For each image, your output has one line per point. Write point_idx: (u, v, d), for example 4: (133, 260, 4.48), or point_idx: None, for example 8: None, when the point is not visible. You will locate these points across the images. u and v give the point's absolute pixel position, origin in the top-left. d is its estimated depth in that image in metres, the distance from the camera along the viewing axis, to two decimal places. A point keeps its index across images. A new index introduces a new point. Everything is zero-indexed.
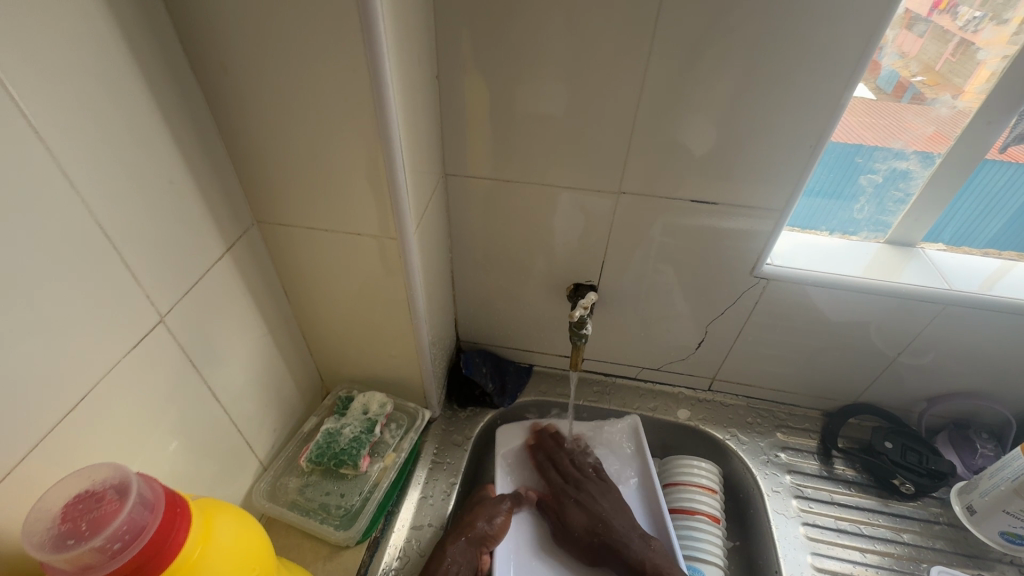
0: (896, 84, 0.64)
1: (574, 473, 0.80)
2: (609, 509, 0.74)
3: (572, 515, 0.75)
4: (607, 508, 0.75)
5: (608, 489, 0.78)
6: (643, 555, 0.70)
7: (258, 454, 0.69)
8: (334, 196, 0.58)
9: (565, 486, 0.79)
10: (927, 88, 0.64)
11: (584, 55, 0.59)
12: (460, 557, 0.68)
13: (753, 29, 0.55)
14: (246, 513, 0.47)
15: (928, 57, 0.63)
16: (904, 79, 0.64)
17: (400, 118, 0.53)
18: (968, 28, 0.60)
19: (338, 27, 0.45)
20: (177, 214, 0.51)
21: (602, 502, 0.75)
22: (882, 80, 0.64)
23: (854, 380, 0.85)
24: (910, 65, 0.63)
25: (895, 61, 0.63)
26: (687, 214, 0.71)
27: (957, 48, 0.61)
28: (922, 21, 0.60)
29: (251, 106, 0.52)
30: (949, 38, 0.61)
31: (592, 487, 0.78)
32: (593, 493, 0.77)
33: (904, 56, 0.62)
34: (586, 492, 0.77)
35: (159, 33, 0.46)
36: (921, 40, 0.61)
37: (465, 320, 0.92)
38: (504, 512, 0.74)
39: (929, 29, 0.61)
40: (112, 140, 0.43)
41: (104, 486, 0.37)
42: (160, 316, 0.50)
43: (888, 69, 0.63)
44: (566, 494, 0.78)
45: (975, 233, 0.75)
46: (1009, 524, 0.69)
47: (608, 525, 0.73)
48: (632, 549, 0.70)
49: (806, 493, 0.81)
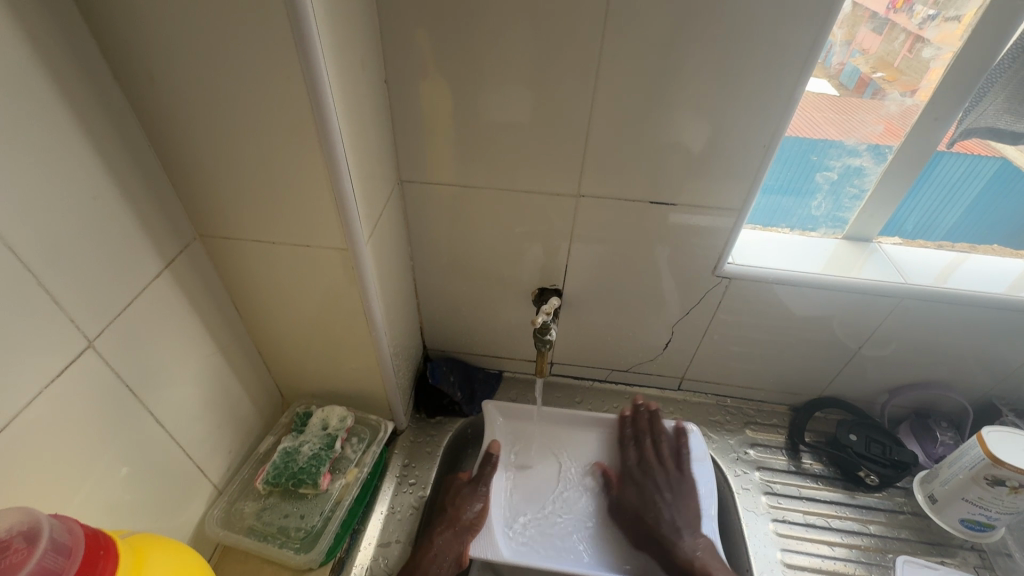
0: (858, 79, 0.65)
1: (652, 455, 0.80)
2: (669, 500, 0.75)
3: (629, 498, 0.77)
4: (668, 498, 0.76)
5: (678, 479, 0.77)
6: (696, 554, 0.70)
7: (211, 478, 0.66)
8: (280, 207, 0.56)
9: (637, 469, 0.80)
10: (887, 84, 0.64)
11: (536, 55, 0.58)
12: (447, 547, 0.69)
13: (704, 28, 0.54)
14: (184, 547, 0.45)
15: (883, 54, 0.63)
16: (865, 75, 0.64)
17: (343, 124, 0.51)
18: (921, 26, 0.60)
19: (270, 31, 0.43)
20: (104, 231, 0.47)
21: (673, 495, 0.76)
22: (844, 77, 0.65)
23: (818, 375, 0.87)
24: (871, 62, 0.64)
25: (856, 57, 0.63)
26: (647, 215, 0.70)
27: (910, 46, 0.62)
28: (878, 19, 0.61)
29: (186, 114, 0.49)
30: (902, 36, 0.61)
31: (671, 475, 0.78)
32: (658, 481, 0.77)
33: (864, 53, 0.63)
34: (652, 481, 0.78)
35: (73, 37, 0.43)
36: (880, 37, 0.62)
37: (430, 328, 0.90)
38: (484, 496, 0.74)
39: (885, 26, 0.61)
40: (24, 155, 0.40)
41: (10, 533, 0.34)
42: (88, 341, 0.47)
43: (851, 65, 0.64)
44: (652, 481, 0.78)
45: (931, 224, 0.77)
46: (969, 512, 0.70)
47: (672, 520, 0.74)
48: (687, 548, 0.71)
49: (775, 489, 0.81)
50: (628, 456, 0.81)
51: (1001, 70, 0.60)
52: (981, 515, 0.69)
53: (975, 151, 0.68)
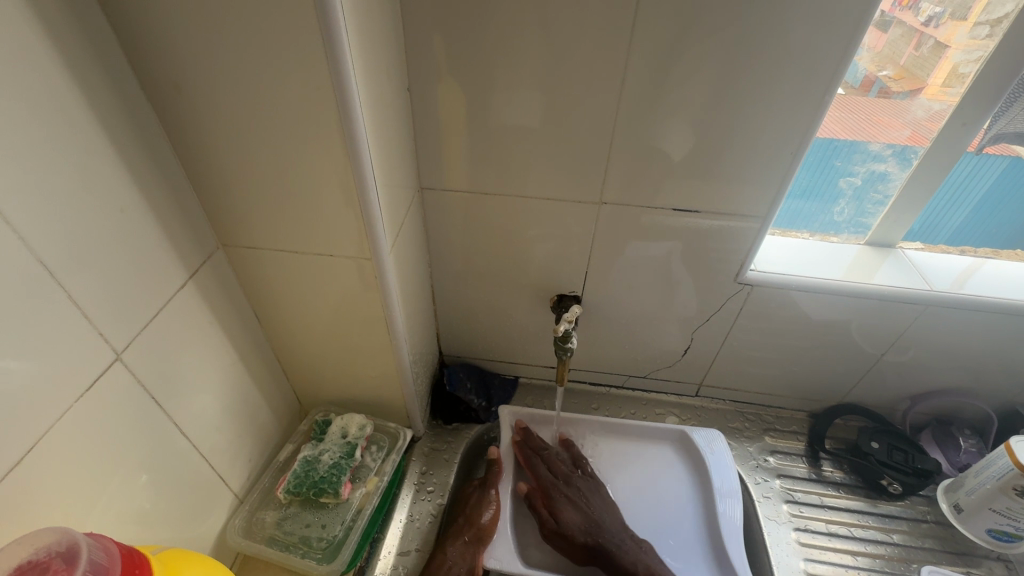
0: (862, 78, 0.63)
1: (562, 466, 0.78)
2: (598, 506, 0.73)
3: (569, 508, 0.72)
4: (597, 505, 0.73)
5: (598, 485, 0.76)
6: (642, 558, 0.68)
7: (232, 487, 0.66)
8: (304, 216, 0.56)
9: (557, 481, 0.76)
10: (893, 82, 0.63)
11: (560, 62, 0.58)
12: (457, 559, 0.68)
13: (731, 35, 0.54)
14: (213, 560, 0.45)
15: (889, 52, 0.61)
16: (870, 74, 0.63)
17: (369, 133, 0.51)
18: (927, 23, 0.60)
19: (299, 41, 0.43)
20: (131, 244, 0.47)
21: (603, 499, 0.74)
22: (849, 76, 0.62)
23: (839, 381, 0.86)
24: (876, 60, 0.62)
25: (862, 56, 0.61)
26: (669, 221, 0.70)
27: (916, 43, 0.61)
28: (885, 16, 0.58)
29: (212, 124, 0.49)
30: (909, 34, 0.60)
31: (582, 483, 0.76)
32: (582, 490, 0.75)
33: (870, 51, 0.61)
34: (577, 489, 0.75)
35: (102, 49, 0.43)
36: (885, 34, 0.60)
37: (447, 334, 0.90)
38: (495, 504, 0.73)
39: (892, 24, 0.59)
40: (55, 172, 0.40)
41: (49, 553, 0.33)
42: (116, 354, 0.47)
43: (855, 64, 0.61)
44: (559, 491, 0.74)
45: (939, 223, 0.75)
46: (996, 522, 0.69)
47: (601, 525, 0.71)
48: (626, 551, 0.68)
49: (796, 498, 0.80)
50: (541, 469, 0.77)
51: None
52: (1009, 525, 0.68)
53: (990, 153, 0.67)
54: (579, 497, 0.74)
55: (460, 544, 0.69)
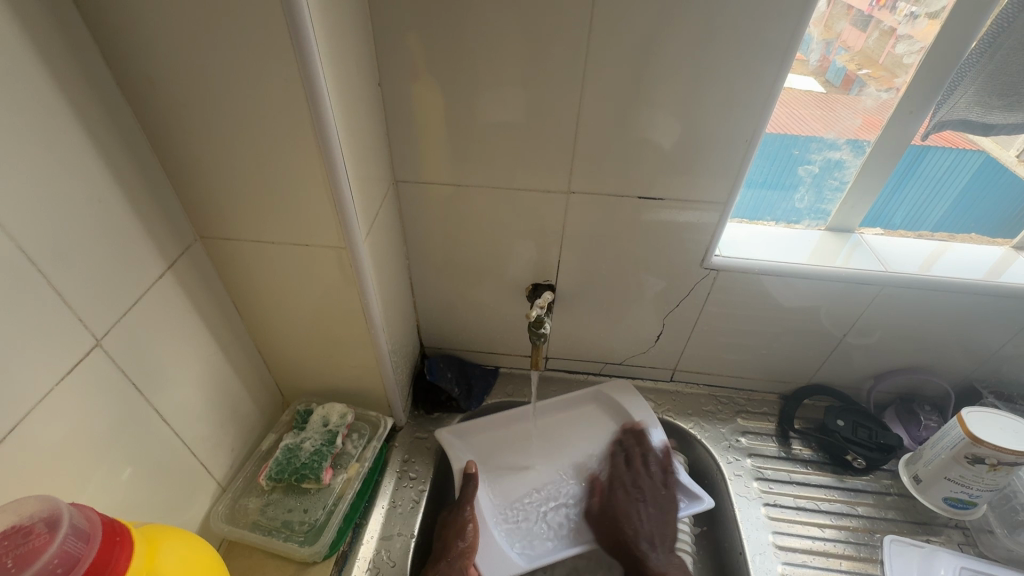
0: (844, 77, 0.67)
1: (638, 465, 0.82)
2: (648, 516, 0.77)
3: (614, 507, 0.79)
4: (649, 515, 0.78)
5: (662, 494, 0.79)
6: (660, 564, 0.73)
7: (214, 475, 0.67)
8: (278, 207, 0.57)
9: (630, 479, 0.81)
10: (871, 80, 0.66)
11: (525, 55, 0.60)
12: None
13: (688, 29, 0.57)
14: (195, 536, 0.47)
15: (870, 51, 0.65)
16: (851, 72, 0.67)
17: (340, 126, 0.53)
18: (905, 23, 0.62)
19: (268, 36, 0.45)
20: (109, 233, 0.49)
21: (649, 501, 0.79)
22: (830, 74, 0.67)
23: (806, 363, 0.89)
24: (856, 59, 0.66)
25: (842, 55, 0.66)
26: (636, 209, 0.73)
27: (896, 43, 0.64)
28: (862, 16, 0.63)
29: (188, 118, 0.51)
30: (889, 33, 0.64)
31: (648, 484, 0.80)
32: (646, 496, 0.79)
33: (849, 50, 0.65)
34: (642, 488, 0.80)
35: (78, 44, 0.44)
36: (864, 34, 0.64)
37: (428, 326, 0.92)
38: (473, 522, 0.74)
39: (870, 24, 0.63)
40: (32, 161, 0.41)
41: (32, 519, 0.35)
42: (96, 340, 0.48)
43: (835, 62, 0.66)
44: (621, 484, 0.81)
45: (920, 215, 0.79)
46: (951, 490, 0.73)
47: (636, 530, 0.76)
48: (653, 558, 0.73)
49: (766, 475, 0.84)
50: (620, 468, 0.83)
51: (970, 64, 0.63)
52: (962, 493, 0.72)
53: (960, 146, 0.71)
54: (634, 497, 0.80)
55: (446, 560, 0.70)
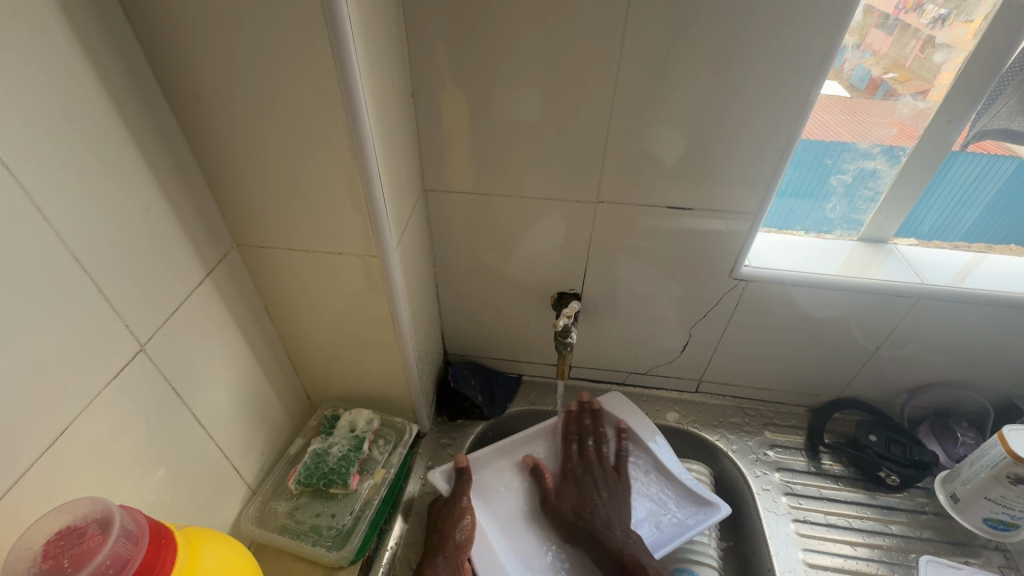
0: (868, 81, 0.66)
1: (592, 453, 0.82)
2: (604, 499, 0.76)
3: (571, 496, 0.78)
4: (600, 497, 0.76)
5: (615, 481, 0.79)
6: (624, 543, 0.71)
7: (245, 478, 0.68)
8: (313, 217, 0.59)
9: (580, 464, 0.81)
10: (899, 84, 0.65)
11: (556, 66, 0.61)
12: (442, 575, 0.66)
13: (720, 39, 0.56)
14: (232, 538, 0.48)
15: (896, 54, 0.64)
16: (876, 77, 0.65)
17: (376, 138, 0.54)
18: (932, 26, 0.61)
19: (310, 52, 0.46)
20: (154, 242, 0.51)
21: (604, 489, 0.77)
22: (854, 78, 0.66)
23: (837, 376, 0.87)
24: (881, 63, 0.64)
25: (867, 58, 0.64)
26: (664, 219, 0.72)
27: (922, 46, 0.63)
28: (889, 19, 0.61)
29: (229, 129, 0.52)
30: (915, 37, 0.62)
31: (596, 475, 0.79)
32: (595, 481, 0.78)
33: (875, 54, 0.64)
34: (591, 477, 0.79)
35: (129, 60, 0.46)
36: (889, 38, 0.63)
37: (452, 333, 0.92)
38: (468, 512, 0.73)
39: (896, 28, 0.62)
40: (87, 174, 0.43)
41: (86, 520, 0.37)
42: (140, 345, 0.50)
43: (859, 66, 0.65)
44: (572, 472, 0.80)
45: (949, 224, 0.77)
46: (991, 511, 0.70)
47: (594, 512, 0.75)
48: (612, 538, 0.72)
49: (795, 490, 0.82)
50: (570, 453, 0.82)
51: (1012, 73, 0.62)
52: (1004, 514, 0.69)
53: (994, 151, 0.68)
54: (590, 485, 0.78)
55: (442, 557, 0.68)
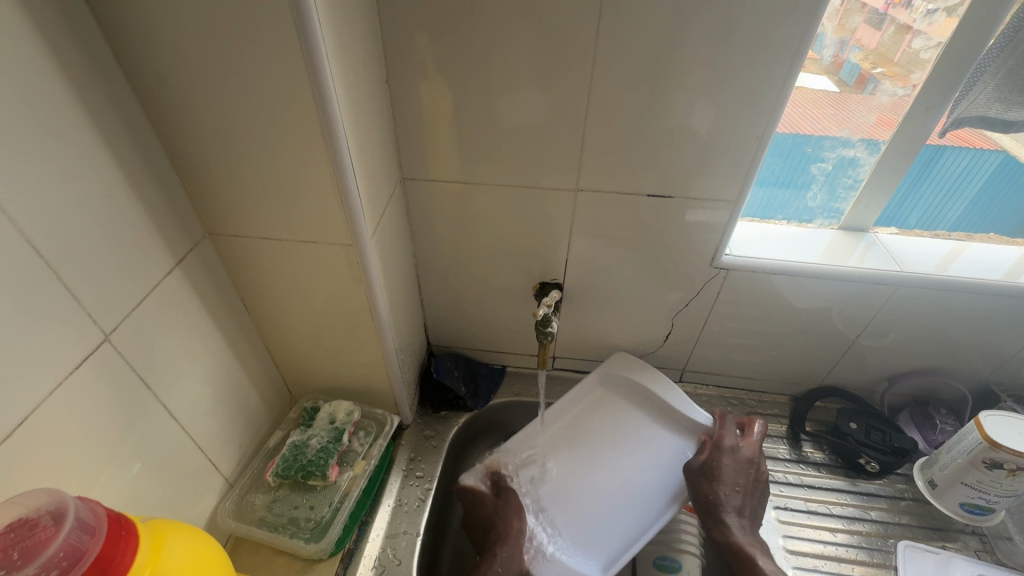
0: (857, 76, 0.66)
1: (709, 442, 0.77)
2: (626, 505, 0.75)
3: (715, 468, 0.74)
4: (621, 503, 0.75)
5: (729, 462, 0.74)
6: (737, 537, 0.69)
7: (222, 471, 0.67)
8: (285, 204, 0.57)
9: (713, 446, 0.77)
10: (887, 79, 0.65)
11: (534, 51, 0.60)
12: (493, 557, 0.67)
13: (699, 22, 0.56)
14: (201, 530, 0.47)
15: (885, 49, 0.64)
16: (865, 72, 0.66)
17: (347, 123, 0.53)
18: (920, 19, 0.61)
19: (275, 33, 0.45)
20: (118, 229, 0.49)
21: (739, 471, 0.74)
22: (844, 72, 0.66)
23: (818, 364, 0.88)
24: (870, 58, 0.65)
25: (856, 53, 0.65)
26: (645, 207, 0.72)
27: (911, 41, 0.63)
28: (877, 13, 0.62)
29: (197, 114, 0.51)
30: (904, 31, 0.63)
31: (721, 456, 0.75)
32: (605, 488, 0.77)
33: (864, 49, 0.65)
34: (723, 458, 0.75)
35: (86, 40, 0.45)
36: (879, 32, 0.63)
37: (435, 325, 0.92)
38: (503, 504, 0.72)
39: (885, 22, 0.63)
40: (43, 156, 0.42)
41: (40, 512, 0.36)
42: (106, 335, 0.49)
43: (848, 61, 0.66)
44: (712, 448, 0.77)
45: (936, 216, 0.77)
46: (968, 496, 0.71)
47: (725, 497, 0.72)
48: (732, 529, 0.70)
49: (776, 478, 0.82)
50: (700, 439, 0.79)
51: (989, 59, 0.61)
52: (980, 498, 0.70)
53: (973, 142, 0.70)
54: (724, 466, 0.74)
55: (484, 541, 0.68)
